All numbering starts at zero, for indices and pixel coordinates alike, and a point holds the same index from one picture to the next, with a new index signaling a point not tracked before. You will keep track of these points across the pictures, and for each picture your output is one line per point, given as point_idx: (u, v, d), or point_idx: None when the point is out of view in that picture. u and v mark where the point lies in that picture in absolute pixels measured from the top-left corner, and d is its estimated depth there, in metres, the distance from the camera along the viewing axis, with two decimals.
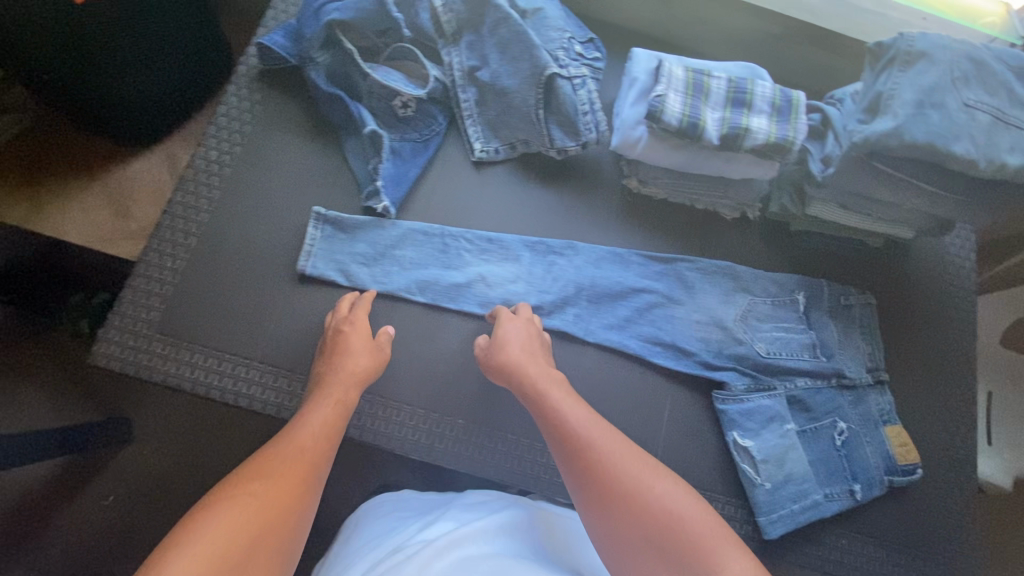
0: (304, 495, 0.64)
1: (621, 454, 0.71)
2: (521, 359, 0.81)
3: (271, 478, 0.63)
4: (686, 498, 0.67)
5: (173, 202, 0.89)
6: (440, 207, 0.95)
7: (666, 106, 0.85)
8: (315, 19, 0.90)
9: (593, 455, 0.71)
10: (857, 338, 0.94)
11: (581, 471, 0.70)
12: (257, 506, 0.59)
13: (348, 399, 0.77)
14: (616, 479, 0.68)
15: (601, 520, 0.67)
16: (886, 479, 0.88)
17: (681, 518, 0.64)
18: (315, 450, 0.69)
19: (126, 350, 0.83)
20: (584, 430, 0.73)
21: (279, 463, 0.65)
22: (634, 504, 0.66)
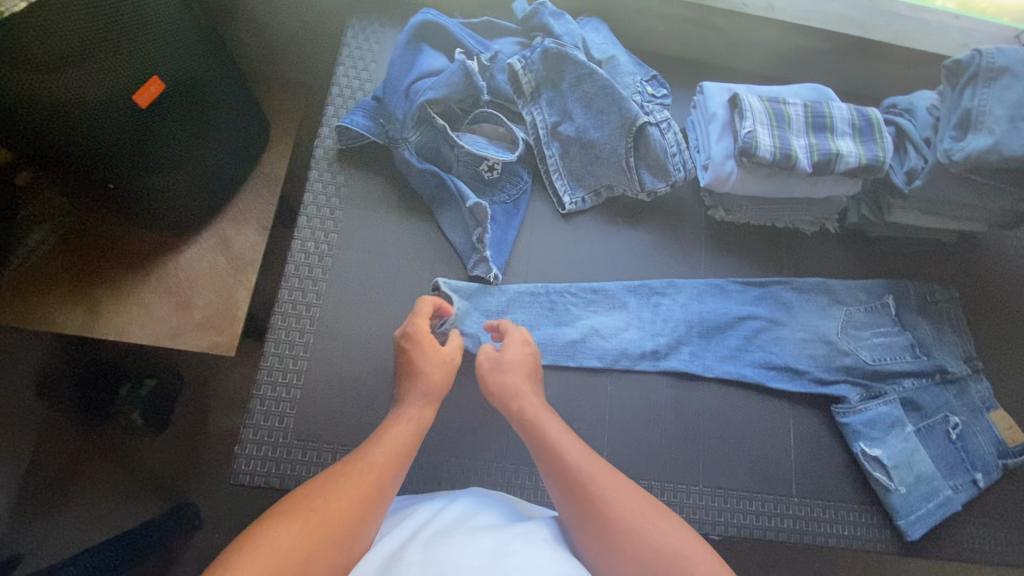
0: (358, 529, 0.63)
1: (611, 485, 0.70)
2: (523, 386, 0.80)
3: (327, 508, 0.63)
4: (674, 534, 0.67)
5: (282, 300, 0.87)
6: (541, 265, 0.95)
7: (759, 141, 0.88)
8: (405, 100, 0.89)
9: (585, 487, 0.70)
10: (949, 333, 0.99)
11: (576, 489, 0.70)
12: (307, 536, 0.60)
13: (423, 417, 0.76)
14: (616, 504, 0.68)
15: (591, 539, 0.67)
16: (1001, 463, 0.93)
17: (669, 553, 0.64)
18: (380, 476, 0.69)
19: (267, 463, 0.81)
20: (576, 460, 0.72)
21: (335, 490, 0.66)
22: (634, 532, 0.66)
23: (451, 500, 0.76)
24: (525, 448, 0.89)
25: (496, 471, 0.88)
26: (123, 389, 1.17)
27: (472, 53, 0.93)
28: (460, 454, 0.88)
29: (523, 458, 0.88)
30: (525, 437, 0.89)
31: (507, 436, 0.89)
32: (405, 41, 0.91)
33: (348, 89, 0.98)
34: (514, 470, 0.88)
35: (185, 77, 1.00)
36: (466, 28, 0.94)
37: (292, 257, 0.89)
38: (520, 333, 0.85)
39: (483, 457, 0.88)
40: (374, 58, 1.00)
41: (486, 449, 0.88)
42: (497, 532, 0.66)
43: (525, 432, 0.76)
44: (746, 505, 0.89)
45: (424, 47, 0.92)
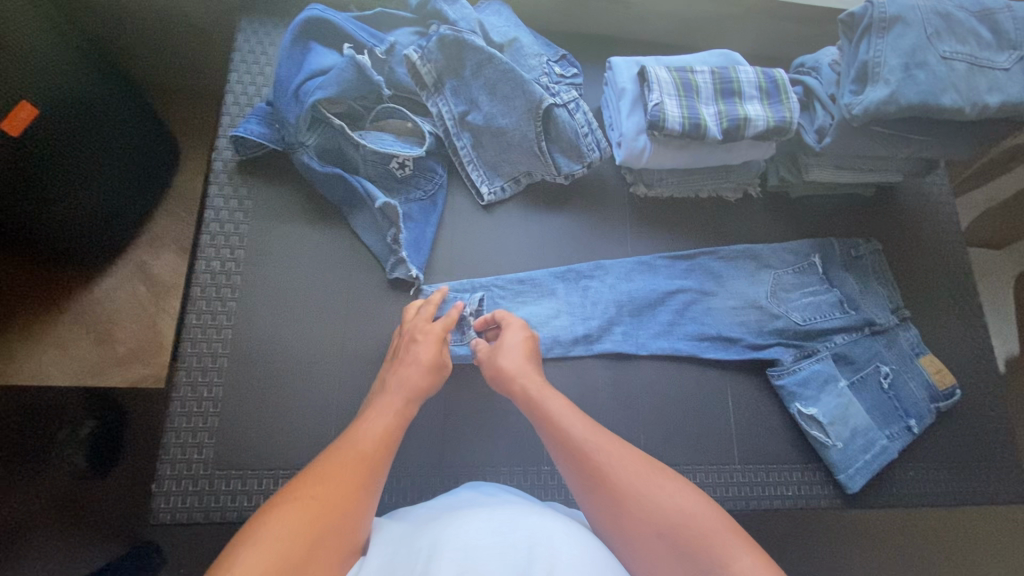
0: (361, 505, 0.62)
1: (621, 455, 0.69)
2: (524, 368, 0.78)
3: (332, 489, 0.61)
4: (690, 496, 0.65)
5: (190, 325, 0.83)
6: (463, 260, 0.93)
7: (667, 113, 0.86)
8: (295, 102, 0.85)
9: (594, 460, 0.68)
10: (875, 285, 0.99)
11: (579, 466, 0.68)
12: (311, 520, 0.57)
13: (409, 408, 0.74)
14: (620, 475, 0.66)
15: (601, 513, 0.65)
16: (933, 407, 0.94)
17: (688, 514, 0.63)
18: (377, 456, 0.67)
19: (188, 498, 0.77)
20: (582, 436, 0.70)
21: (335, 472, 0.63)
22: (640, 499, 0.64)
23: (465, 492, 0.76)
24: (462, 450, 0.86)
25: (434, 476, 0.85)
26: (63, 431, 1.06)
27: (363, 48, 0.90)
28: (396, 463, 0.84)
29: (463, 461, 0.85)
30: (462, 439, 0.86)
31: (443, 441, 0.86)
32: (291, 41, 0.87)
33: (244, 97, 0.93)
34: (454, 473, 0.85)
35: (69, 99, 0.93)
36: (357, 22, 0.91)
37: (198, 279, 0.85)
38: (519, 320, 0.86)
39: (420, 463, 0.85)
40: (268, 61, 0.95)
41: (424, 456, 0.85)
42: (502, 509, 0.65)
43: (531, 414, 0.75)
44: (690, 478, 0.89)
45: (313, 46, 0.88)
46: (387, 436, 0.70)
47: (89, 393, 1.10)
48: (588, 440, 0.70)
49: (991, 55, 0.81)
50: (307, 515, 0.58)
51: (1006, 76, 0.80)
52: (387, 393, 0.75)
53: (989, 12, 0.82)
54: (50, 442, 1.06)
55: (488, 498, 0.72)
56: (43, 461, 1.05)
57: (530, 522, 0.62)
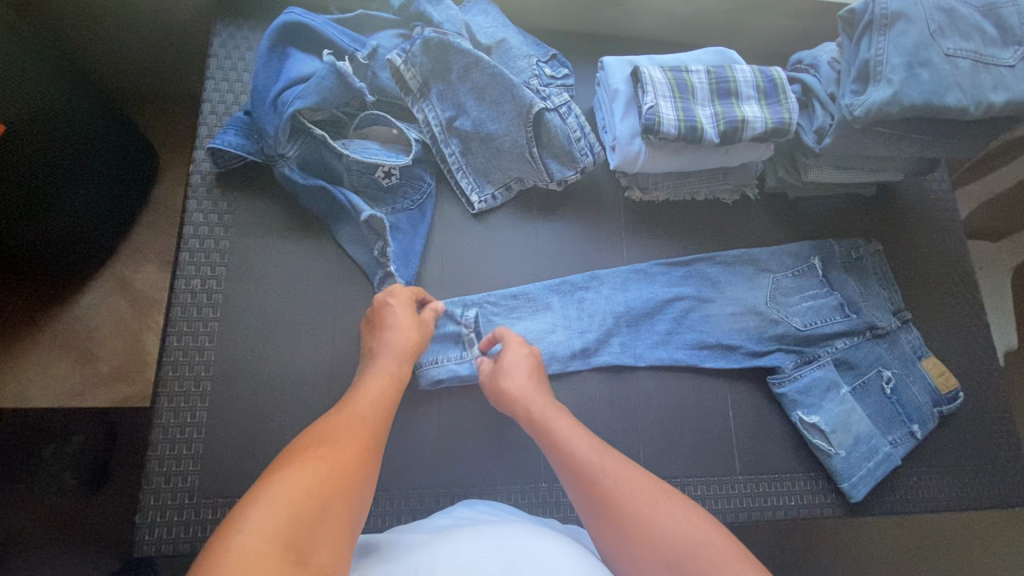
0: (371, 462, 0.59)
1: (629, 478, 0.66)
2: (529, 392, 0.76)
3: (338, 446, 0.58)
4: (701, 522, 0.62)
5: (170, 347, 0.80)
6: (454, 272, 0.90)
7: (662, 117, 0.83)
8: (274, 111, 0.81)
9: (603, 482, 0.66)
10: (876, 287, 0.97)
11: (588, 491, 0.66)
12: (322, 473, 0.54)
13: (403, 372, 0.72)
14: (627, 502, 0.63)
15: (610, 544, 0.63)
16: (936, 411, 0.93)
17: (698, 542, 0.59)
18: (377, 418, 0.64)
19: (174, 528, 0.74)
20: (590, 456, 0.68)
21: (339, 432, 0.60)
22: (648, 529, 0.61)
23: (460, 510, 0.74)
24: (457, 470, 0.83)
25: (429, 497, 0.82)
26: (50, 447, 1.03)
27: (344, 53, 0.86)
28: (390, 485, 0.82)
29: (458, 481, 0.83)
30: (457, 458, 0.84)
31: (437, 461, 0.83)
32: (268, 47, 0.83)
33: (221, 105, 0.89)
34: (449, 494, 0.83)
35: (37, 110, 0.88)
36: (337, 25, 0.87)
37: (177, 298, 0.82)
38: (519, 337, 0.84)
39: (414, 484, 0.82)
40: (245, 67, 0.91)
41: (417, 477, 0.83)
42: (500, 526, 0.63)
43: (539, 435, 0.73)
44: (691, 491, 0.87)
45: (292, 51, 0.84)
46: (385, 401, 0.67)
47: (72, 413, 1.07)
48: (597, 462, 0.67)
49: (995, 51, 0.78)
50: (316, 468, 0.54)
51: (1011, 73, 0.77)
52: (385, 362, 0.73)
53: (993, 6, 0.79)
54: (36, 459, 1.02)
55: (485, 516, 0.70)
56: (29, 479, 1.02)
57: (528, 540, 0.60)
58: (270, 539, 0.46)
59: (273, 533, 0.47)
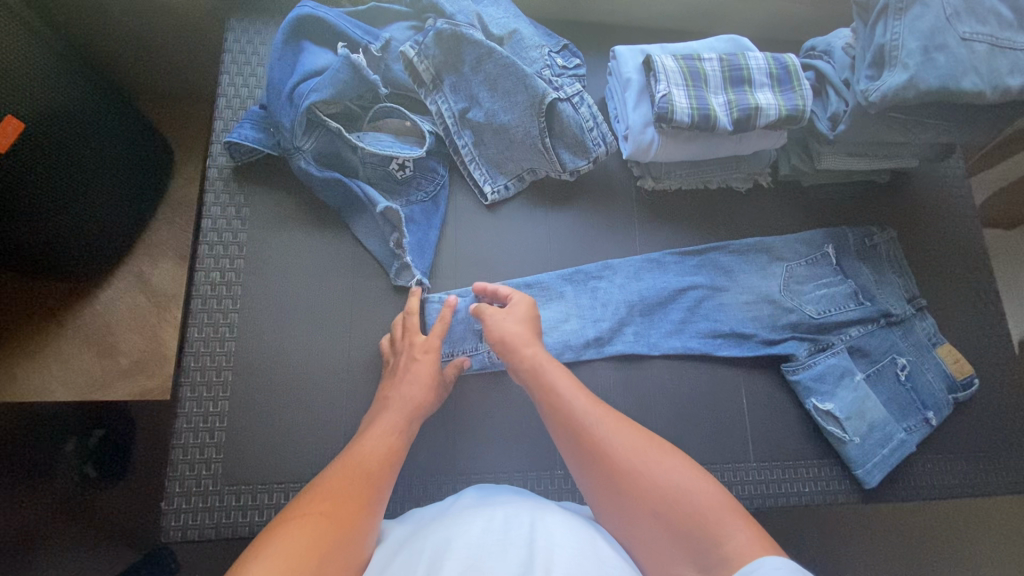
0: (368, 523, 0.61)
1: (619, 429, 0.69)
2: (526, 342, 0.77)
3: (338, 507, 0.60)
4: (687, 470, 0.65)
5: (192, 339, 0.81)
6: (468, 262, 0.90)
7: (675, 105, 0.83)
8: (289, 105, 0.82)
9: (595, 434, 0.68)
10: (890, 274, 0.97)
11: (580, 449, 0.68)
12: (318, 534, 0.56)
13: (410, 428, 0.74)
14: (618, 452, 0.66)
15: (603, 496, 0.65)
16: (951, 398, 0.93)
17: (685, 489, 0.62)
18: (381, 473, 0.66)
19: (198, 514, 0.76)
20: (581, 407, 0.70)
21: (339, 490, 0.62)
22: (640, 483, 0.64)
23: (469, 492, 0.74)
24: (474, 457, 0.84)
25: (446, 485, 0.83)
26: (69, 443, 1.06)
27: (358, 46, 0.86)
28: (408, 471, 0.83)
29: (475, 469, 0.84)
30: (474, 447, 0.85)
31: (454, 449, 0.84)
32: (282, 41, 0.84)
33: (237, 99, 0.90)
34: (468, 481, 0.83)
35: (58, 110, 0.90)
36: (350, 18, 0.87)
37: (198, 290, 0.83)
38: (524, 300, 0.83)
39: (431, 472, 0.83)
40: (260, 61, 0.92)
41: (435, 464, 0.84)
42: (502, 506, 0.65)
43: (535, 388, 0.74)
44: None
45: (306, 45, 0.85)
46: (391, 456, 0.69)
47: (93, 405, 1.09)
48: (589, 421, 0.69)
49: (1012, 35, 0.77)
50: (313, 529, 0.56)
51: None
52: (391, 411, 0.75)
53: None
54: (55, 454, 1.05)
55: (494, 496, 0.71)
56: (53, 473, 1.05)
57: (533, 519, 0.61)
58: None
59: None
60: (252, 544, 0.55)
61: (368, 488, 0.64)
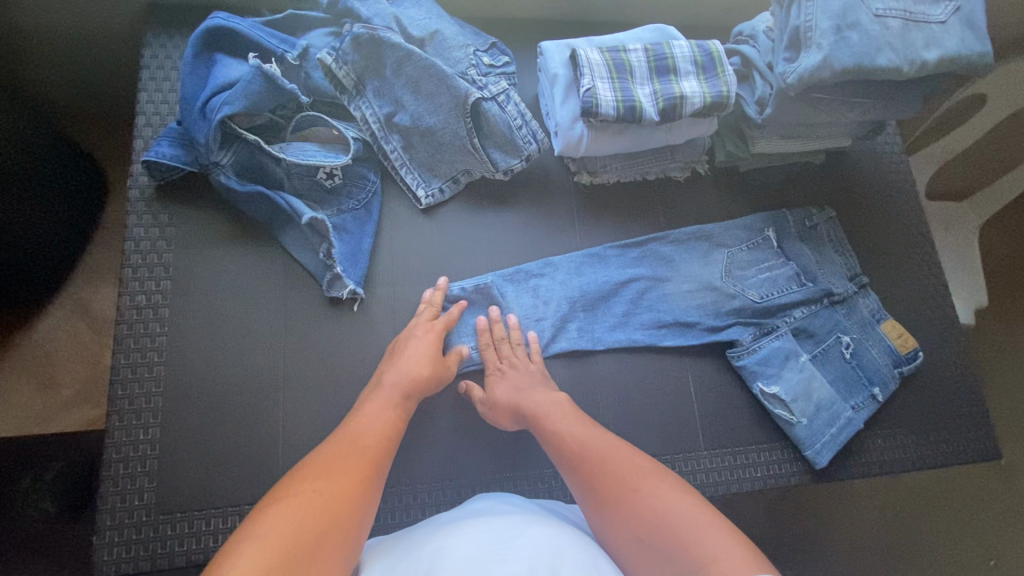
0: (371, 491, 0.61)
1: (616, 456, 0.70)
2: (528, 380, 0.82)
3: (339, 477, 0.60)
4: (679, 497, 0.65)
5: (119, 365, 0.79)
6: (406, 268, 0.89)
7: (600, 98, 0.82)
8: (203, 119, 0.79)
9: (593, 459, 0.70)
10: (831, 254, 0.97)
11: (576, 471, 0.70)
12: (314, 508, 0.55)
13: (403, 404, 0.74)
14: (610, 475, 0.68)
15: (593, 517, 0.67)
16: (896, 372, 0.93)
17: (668, 513, 0.62)
18: (380, 447, 0.67)
19: (132, 546, 0.74)
20: (581, 441, 0.72)
21: (338, 467, 0.61)
22: (631, 501, 0.65)
23: (477, 503, 0.72)
24: (420, 466, 0.83)
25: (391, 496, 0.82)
26: (26, 478, 1.01)
27: (272, 56, 0.84)
28: None
29: (420, 479, 0.82)
30: (419, 456, 0.83)
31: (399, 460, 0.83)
32: (193, 54, 0.81)
33: (156, 117, 0.88)
34: (413, 492, 0.82)
35: None
36: (264, 28, 0.85)
37: (123, 316, 0.81)
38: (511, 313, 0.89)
39: None
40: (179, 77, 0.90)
41: None
42: (503, 518, 0.62)
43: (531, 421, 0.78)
44: None
45: (219, 57, 0.83)
46: (385, 432, 0.69)
47: (37, 440, 1.05)
48: (584, 442, 0.72)
49: (926, 8, 0.78)
50: (312, 499, 0.56)
51: (942, 30, 0.77)
52: (384, 386, 0.75)
53: None
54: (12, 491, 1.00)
55: (505, 506, 0.69)
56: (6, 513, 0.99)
57: (533, 531, 0.58)
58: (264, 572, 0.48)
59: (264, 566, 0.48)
60: (240, 527, 0.53)
61: (370, 460, 0.64)
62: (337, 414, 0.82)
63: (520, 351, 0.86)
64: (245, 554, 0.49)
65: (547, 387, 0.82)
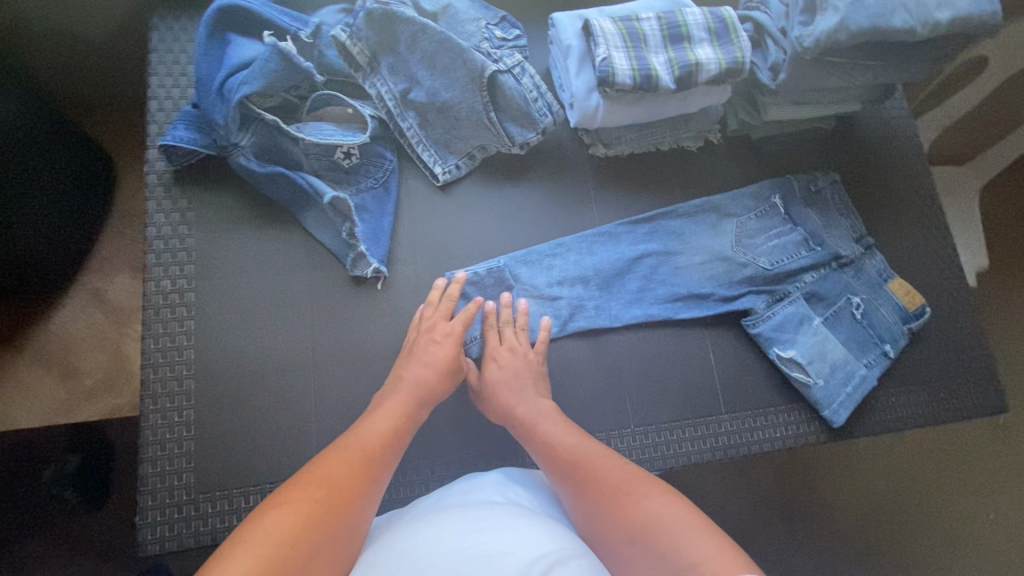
0: (364, 502, 0.63)
1: (605, 465, 0.72)
2: (523, 384, 0.82)
3: (338, 489, 0.62)
4: (667, 502, 0.66)
5: (149, 350, 0.80)
6: (426, 246, 0.89)
7: (616, 68, 0.83)
8: (221, 101, 0.79)
9: (583, 469, 0.72)
10: (838, 217, 0.99)
11: (568, 482, 0.72)
12: (305, 520, 0.58)
13: (416, 404, 0.76)
14: (601, 484, 0.69)
15: (587, 525, 0.68)
16: (906, 329, 0.95)
17: (659, 518, 0.64)
18: (380, 455, 0.69)
19: (174, 525, 0.75)
20: (570, 451, 0.74)
21: (336, 477, 0.63)
22: (622, 509, 0.67)
23: (464, 487, 0.74)
24: (450, 437, 0.85)
25: (424, 467, 0.84)
26: (49, 468, 1.05)
27: (286, 34, 0.84)
28: None
29: (450, 450, 0.85)
30: (449, 427, 0.86)
31: (430, 433, 0.85)
32: (206, 35, 0.80)
33: (169, 101, 0.87)
34: (445, 462, 0.84)
35: None
36: (276, 6, 0.85)
37: (149, 302, 0.81)
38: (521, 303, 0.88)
39: (408, 456, 0.84)
40: (189, 60, 0.89)
41: (412, 449, 0.85)
42: (485, 513, 0.64)
43: (521, 434, 0.79)
44: (679, 434, 0.89)
45: (231, 36, 0.82)
46: (391, 436, 0.71)
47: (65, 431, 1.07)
48: (573, 452, 0.74)
49: None
50: (309, 511, 0.59)
51: None
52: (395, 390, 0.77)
53: None
54: (37, 481, 1.05)
55: (493, 496, 0.70)
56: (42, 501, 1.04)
57: (511, 526, 0.61)
58: None
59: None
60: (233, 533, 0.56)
61: (369, 470, 0.66)
62: (366, 390, 0.83)
63: (521, 338, 0.87)
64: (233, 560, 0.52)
65: (541, 382, 0.84)
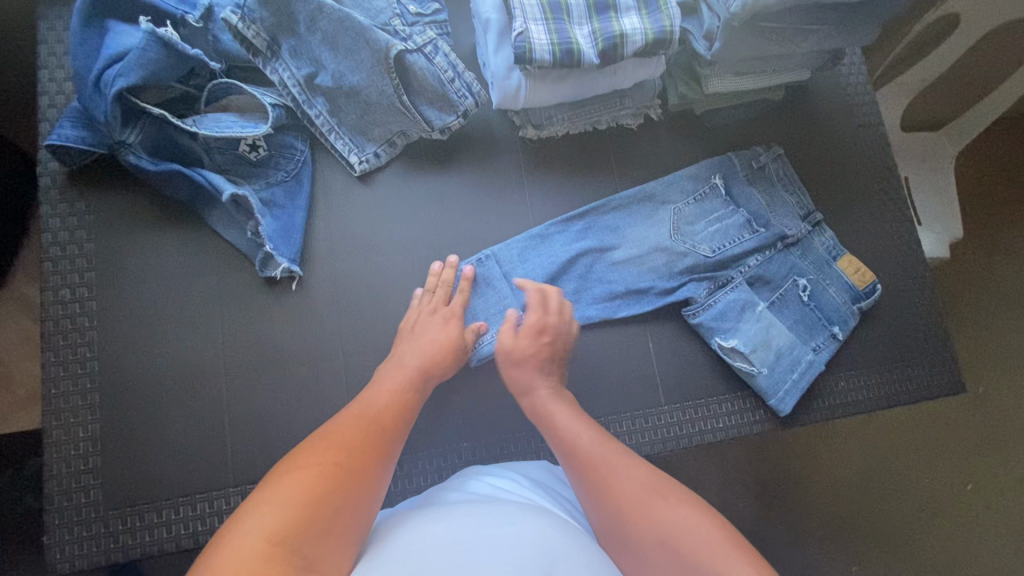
0: (382, 463, 0.60)
1: (626, 462, 0.67)
2: (533, 382, 0.77)
3: (353, 454, 0.59)
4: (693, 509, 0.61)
5: (48, 364, 0.76)
6: (343, 243, 0.84)
7: (533, 43, 0.76)
8: (99, 95, 0.73)
9: (599, 464, 0.66)
10: (782, 194, 0.93)
11: (581, 478, 0.66)
12: (323, 479, 0.55)
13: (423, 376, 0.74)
14: (624, 482, 0.64)
15: (604, 520, 0.62)
16: (855, 308, 0.91)
17: (688, 527, 0.59)
18: (389, 421, 0.66)
19: (84, 542, 0.73)
20: (591, 445, 0.68)
21: (348, 438, 0.61)
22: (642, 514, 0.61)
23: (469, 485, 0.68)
24: None
25: None
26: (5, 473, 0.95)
27: (167, 18, 0.77)
28: None
29: None
30: None
31: None
32: (81, 22, 0.74)
33: (60, 97, 0.82)
34: None
35: None
36: None
37: (48, 313, 0.77)
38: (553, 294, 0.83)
39: None
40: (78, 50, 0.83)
41: None
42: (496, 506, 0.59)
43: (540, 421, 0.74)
44: (617, 428, 0.86)
45: (111, 24, 0.76)
46: (402, 400, 0.70)
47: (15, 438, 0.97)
48: (597, 450, 0.67)
49: None
50: (323, 472, 0.56)
51: None
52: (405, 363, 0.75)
53: None
54: None
55: (503, 492, 0.65)
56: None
57: (527, 519, 0.56)
58: (269, 539, 0.48)
59: (274, 534, 0.49)
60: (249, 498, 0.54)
61: (376, 434, 0.63)
62: (281, 397, 0.79)
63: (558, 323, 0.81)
64: (252, 524, 0.49)
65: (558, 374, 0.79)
